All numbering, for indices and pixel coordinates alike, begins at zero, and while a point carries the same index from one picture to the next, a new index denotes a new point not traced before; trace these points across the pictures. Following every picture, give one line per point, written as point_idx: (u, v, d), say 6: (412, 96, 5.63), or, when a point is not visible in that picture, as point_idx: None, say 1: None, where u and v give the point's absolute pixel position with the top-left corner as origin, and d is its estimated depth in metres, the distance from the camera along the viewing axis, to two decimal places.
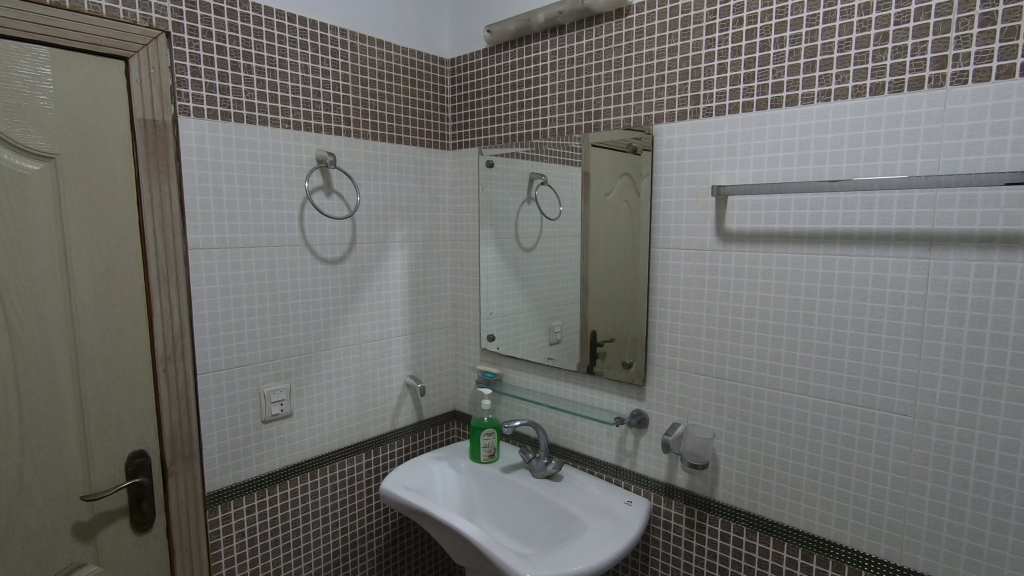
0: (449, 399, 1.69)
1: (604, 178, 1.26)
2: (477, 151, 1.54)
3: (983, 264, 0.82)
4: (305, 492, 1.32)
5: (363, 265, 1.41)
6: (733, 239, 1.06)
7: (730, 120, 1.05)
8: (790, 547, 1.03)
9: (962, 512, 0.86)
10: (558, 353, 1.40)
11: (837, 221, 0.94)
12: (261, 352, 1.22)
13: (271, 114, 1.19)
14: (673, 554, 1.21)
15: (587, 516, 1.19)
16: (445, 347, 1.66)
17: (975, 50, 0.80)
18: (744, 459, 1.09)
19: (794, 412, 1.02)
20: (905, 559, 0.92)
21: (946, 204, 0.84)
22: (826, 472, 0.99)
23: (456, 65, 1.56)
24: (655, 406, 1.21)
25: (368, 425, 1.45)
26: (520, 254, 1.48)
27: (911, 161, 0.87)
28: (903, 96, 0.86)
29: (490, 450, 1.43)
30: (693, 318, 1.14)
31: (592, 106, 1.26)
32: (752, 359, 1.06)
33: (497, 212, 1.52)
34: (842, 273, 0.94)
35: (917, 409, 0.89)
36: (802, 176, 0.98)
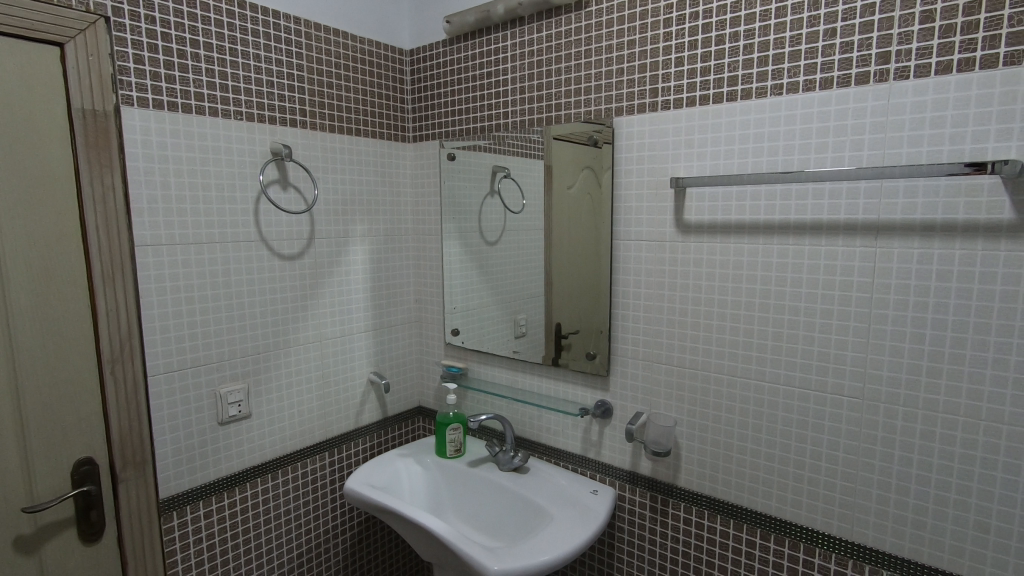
0: (414, 395, 1.67)
1: (566, 171, 1.26)
2: (438, 144, 1.52)
3: (923, 252, 0.86)
4: (266, 494, 1.29)
5: (321, 261, 1.38)
6: (692, 231, 1.08)
7: (688, 113, 1.06)
8: (747, 528, 1.07)
9: (907, 487, 0.91)
10: (522, 346, 1.40)
11: (789, 212, 0.97)
12: (216, 352, 1.18)
13: (222, 104, 1.15)
14: (637, 541, 1.23)
15: (554, 506, 1.20)
16: (409, 343, 1.64)
17: (916, 46, 0.84)
18: (704, 445, 1.12)
19: (751, 396, 1.05)
20: (855, 534, 0.96)
21: (890, 196, 0.87)
22: (782, 454, 1.02)
23: (415, 57, 1.53)
24: (618, 396, 1.23)
25: (330, 424, 1.43)
26: (484, 248, 1.48)
27: (858, 153, 0.90)
28: (850, 89, 0.89)
29: (456, 445, 1.42)
30: (654, 308, 1.16)
31: (552, 99, 1.26)
32: (711, 347, 1.09)
33: (460, 206, 1.51)
34: (794, 262, 0.97)
35: (866, 391, 0.93)
36: (757, 168, 1.00)
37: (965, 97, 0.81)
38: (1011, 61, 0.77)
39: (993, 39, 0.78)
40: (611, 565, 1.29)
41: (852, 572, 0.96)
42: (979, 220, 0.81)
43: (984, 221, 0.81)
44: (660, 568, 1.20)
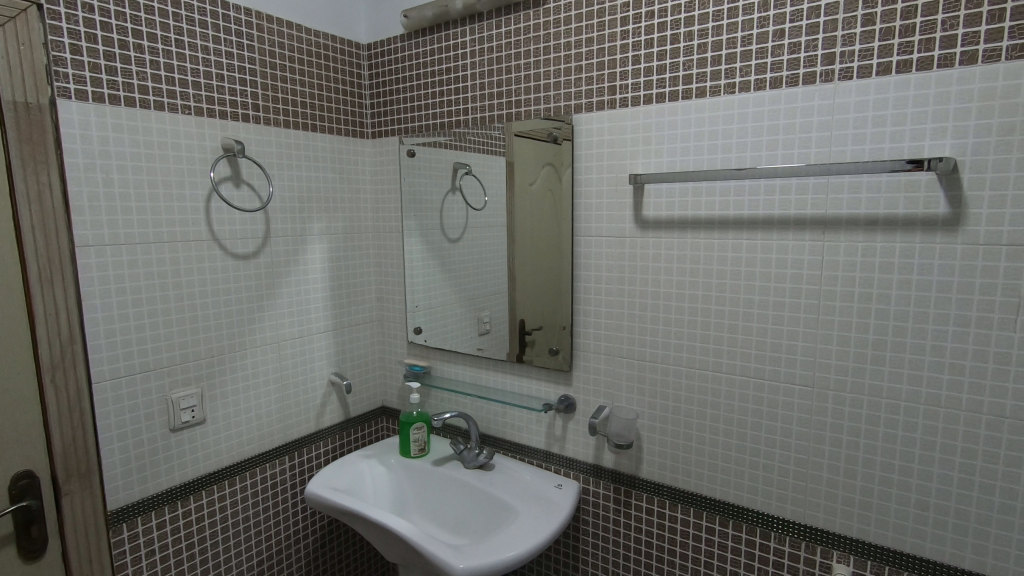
0: (377, 395, 1.65)
1: (528, 168, 1.27)
2: (398, 140, 1.50)
3: (868, 245, 0.90)
4: (224, 501, 1.25)
5: (277, 260, 1.34)
6: (650, 226, 1.10)
7: (645, 110, 1.08)
8: (707, 515, 1.10)
9: (854, 470, 0.95)
10: (486, 343, 1.40)
11: (742, 207, 1.00)
12: (167, 356, 1.13)
13: (169, 97, 1.10)
14: (602, 533, 1.25)
15: (519, 502, 1.21)
16: (371, 342, 1.62)
17: (859, 48, 0.87)
18: (665, 436, 1.14)
19: (708, 387, 1.07)
20: (808, 517, 1.00)
21: (836, 191, 0.91)
22: (739, 443, 1.05)
23: (373, 51, 1.51)
24: (581, 390, 1.24)
25: (289, 428, 1.39)
26: (446, 245, 1.47)
27: (806, 151, 0.93)
28: (798, 89, 0.92)
29: (420, 445, 1.41)
30: (615, 302, 1.17)
31: (512, 95, 1.26)
32: (670, 340, 1.11)
33: (421, 203, 1.49)
34: (748, 256, 1.00)
35: (816, 379, 0.96)
36: (712, 164, 1.02)
37: (904, 98, 0.85)
38: (945, 64, 0.81)
39: (928, 43, 0.82)
40: (577, 558, 1.30)
41: (805, 553, 1.00)
42: (918, 214, 0.85)
43: (922, 215, 0.85)
44: (624, 558, 1.22)
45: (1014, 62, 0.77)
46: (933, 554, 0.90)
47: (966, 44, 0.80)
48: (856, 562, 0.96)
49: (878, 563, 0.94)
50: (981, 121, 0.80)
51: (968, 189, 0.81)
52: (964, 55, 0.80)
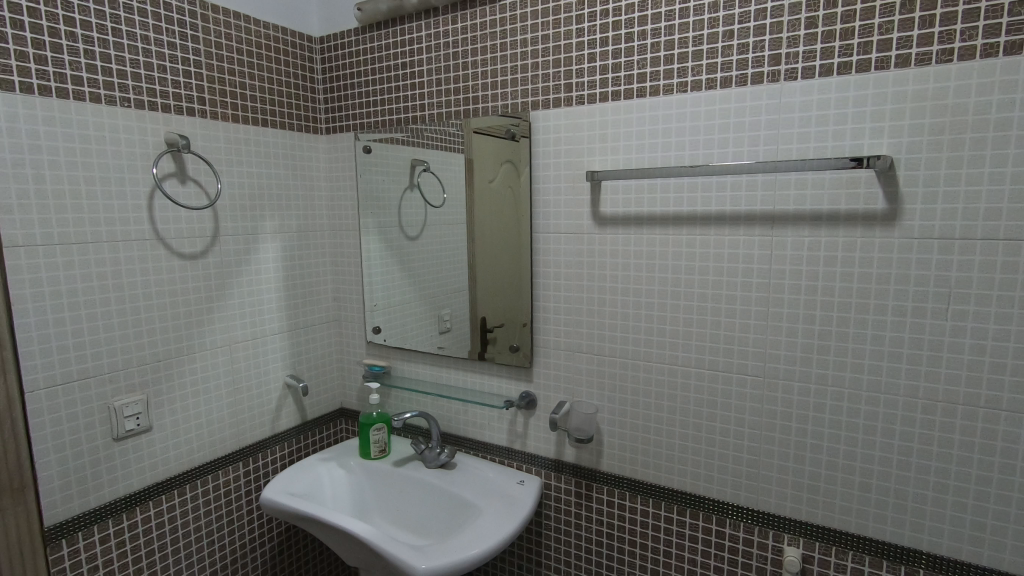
0: (335, 397, 1.61)
1: (487, 165, 1.26)
2: (353, 136, 1.47)
3: (813, 239, 0.93)
4: (173, 512, 1.20)
5: (227, 259, 1.29)
6: (608, 223, 1.12)
7: (601, 108, 1.09)
8: (665, 505, 1.12)
9: (803, 456, 0.99)
10: (446, 342, 1.38)
11: (696, 204, 1.02)
12: (108, 362, 1.08)
13: (106, 89, 1.05)
14: (564, 526, 1.26)
15: (481, 499, 1.20)
16: (328, 343, 1.58)
17: (802, 49, 0.90)
18: (625, 429, 1.16)
19: (666, 380, 1.10)
20: (760, 503, 1.03)
21: (783, 188, 0.94)
22: (695, 434, 1.08)
23: (325, 45, 1.47)
24: (542, 386, 1.25)
25: (242, 433, 1.35)
26: (405, 243, 1.45)
27: (755, 148, 0.96)
28: (747, 88, 0.95)
29: (380, 446, 1.39)
30: (574, 298, 1.18)
31: (469, 92, 1.25)
32: (628, 335, 1.13)
33: (378, 200, 1.47)
34: (701, 251, 1.03)
35: (766, 370, 1.00)
36: (666, 162, 1.04)
37: (845, 99, 0.88)
38: (882, 66, 0.85)
39: (867, 45, 0.86)
40: (539, 553, 1.31)
41: (758, 538, 1.04)
42: (858, 210, 0.89)
43: (862, 211, 0.89)
44: (586, 550, 1.24)
45: (944, 65, 0.81)
46: (876, 532, 0.94)
47: (900, 47, 0.84)
48: (806, 544, 1.00)
49: (825, 544, 0.98)
50: (914, 120, 0.84)
51: (904, 186, 0.86)
52: (899, 58, 0.84)
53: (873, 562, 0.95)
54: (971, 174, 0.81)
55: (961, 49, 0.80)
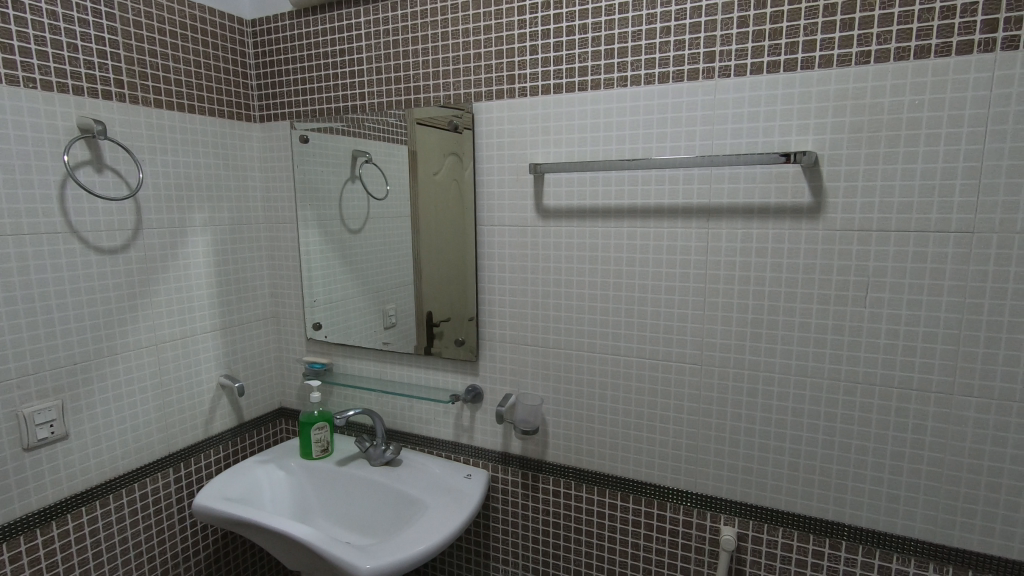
0: (274, 397, 1.55)
1: (430, 157, 1.24)
2: (289, 124, 1.41)
3: (746, 232, 0.97)
4: (96, 524, 1.12)
5: (152, 254, 1.21)
6: (551, 215, 1.12)
7: (543, 100, 1.09)
8: (609, 492, 1.15)
9: (737, 439, 1.03)
10: (391, 337, 1.36)
11: (635, 197, 1.04)
12: (17, 366, 0.99)
13: (9, 68, 0.95)
14: (511, 518, 1.27)
15: (427, 495, 1.19)
16: (265, 341, 1.52)
17: (734, 48, 0.94)
18: (570, 420, 1.17)
19: (608, 370, 1.12)
20: (699, 486, 1.07)
21: (718, 181, 0.98)
22: (637, 422, 1.11)
23: (257, 29, 1.40)
24: (488, 379, 1.25)
25: (172, 437, 1.27)
26: (346, 236, 1.41)
27: (691, 143, 0.99)
28: (683, 84, 0.98)
29: (322, 445, 1.35)
30: (519, 290, 1.18)
31: (410, 81, 1.23)
32: (572, 326, 1.14)
33: (316, 192, 1.42)
34: (641, 244, 1.05)
35: (703, 358, 1.04)
36: (606, 155, 1.06)
37: (773, 97, 0.92)
38: (807, 66, 0.89)
39: (793, 45, 0.90)
40: (487, 546, 1.31)
41: (697, 519, 1.08)
42: (786, 203, 0.93)
43: (790, 204, 0.93)
44: (533, 541, 1.25)
45: (862, 66, 0.86)
46: (804, 508, 1.00)
47: (823, 48, 0.88)
48: (741, 523, 1.05)
49: (758, 522, 1.03)
50: (836, 119, 0.89)
51: (827, 180, 0.90)
52: (823, 59, 0.88)
53: (801, 536, 1.00)
54: (886, 169, 0.87)
55: (877, 51, 0.85)
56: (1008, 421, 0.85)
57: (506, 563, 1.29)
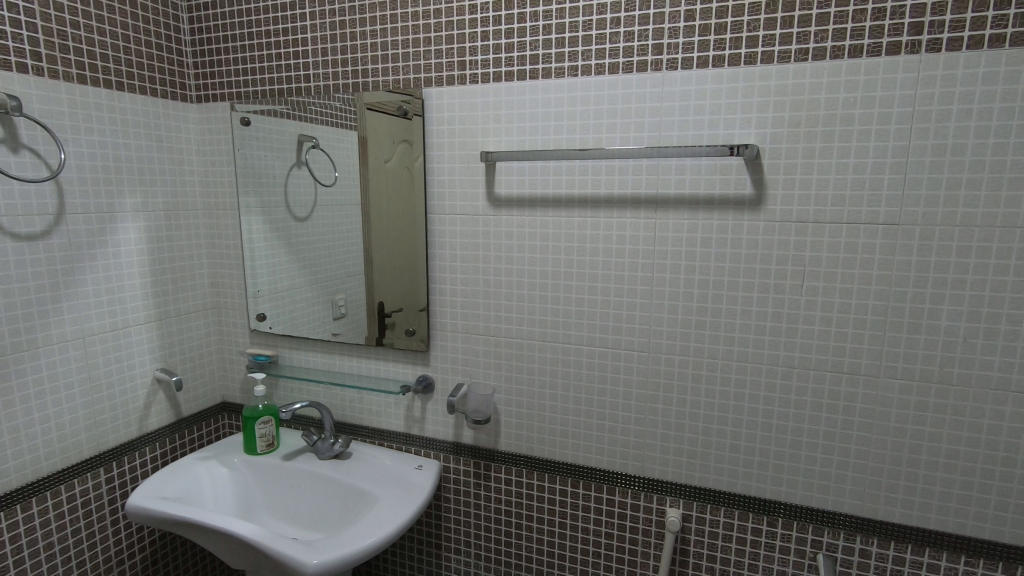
0: (215, 390, 1.49)
1: (381, 143, 1.21)
2: (229, 106, 1.34)
3: (692, 222, 0.99)
4: (18, 530, 1.05)
5: (77, 242, 1.13)
6: (502, 204, 1.12)
7: (494, 88, 1.08)
8: (560, 479, 1.17)
9: (682, 424, 1.06)
10: (340, 328, 1.32)
11: (586, 186, 1.05)
12: None
13: None
14: (463, 508, 1.27)
15: (377, 487, 1.17)
16: (205, 333, 1.45)
17: (682, 41, 0.95)
18: (521, 408, 1.18)
19: (559, 358, 1.13)
20: (646, 470, 1.10)
21: (665, 173, 0.99)
22: (587, 409, 1.13)
23: (194, 3, 1.33)
24: (439, 369, 1.24)
25: (102, 436, 1.20)
26: (292, 224, 1.36)
27: (640, 134, 1.00)
28: (632, 75, 0.99)
29: (267, 440, 1.31)
30: (471, 280, 1.18)
31: (358, 64, 1.19)
32: (524, 315, 1.14)
33: (259, 178, 1.36)
34: (591, 233, 1.06)
35: (650, 345, 1.06)
36: (557, 145, 1.06)
37: (718, 90, 0.94)
38: (749, 61, 0.92)
39: (737, 41, 0.92)
40: (439, 536, 1.31)
41: (644, 502, 1.11)
42: (729, 194, 0.96)
43: (733, 195, 0.96)
44: (485, 529, 1.26)
45: (801, 63, 0.89)
46: (743, 488, 1.04)
47: (765, 44, 0.91)
48: (685, 504, 1.08)
49: (701, 502, 1.07)
50: (777, 113, 0.91)
51: (768, 173, 0.93)
52: (765, 55, 0.91)
53: (741, 515, 1.04)
54: (822, 163, 0.90)
55: (814, 49, 0.88)
56: (927, 401, 0.91)
57: (458, 552, 1.29)
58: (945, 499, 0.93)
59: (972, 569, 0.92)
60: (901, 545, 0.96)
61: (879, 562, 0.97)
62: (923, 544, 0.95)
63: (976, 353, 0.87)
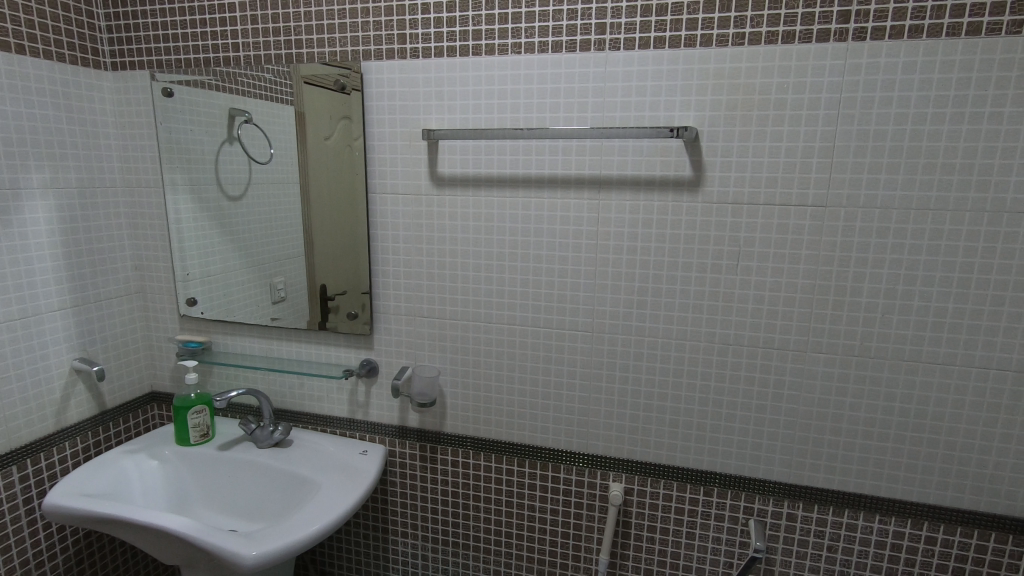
0: (143, 380, 1.41)
1: (319, 118, 1.15)
2: (149, 75, 1.25)
3: (634, 203, 1.00)
4: None
5: None
6: (446, 183, 1.09)
7: (436, 63, 1.05)
8: (507, 459, 1.17)
9: (624, 401, 1.09)
10: (278, 312, 1.27)
11: (530, 166, 1.04)
12: None
13: None
14: (410, 491, 1.26)
15: (320, 474, 1.14)
16: (130, 319, 1.36)
17: (624, 21, 0.95)
18: (467, 390, 1.18)
19: (506, 339, 1.13)
20: (590, 447, 1.12)
21: (609, 154, 1.00)
22: (532, 389, 1.13)
23: None
24: (383, 353, 1.21)
25: (13, 433, 1.11)
26: (224, 204, 1.29)
27: (584, 114, 1.00)
28: (576, 55, 0.98)
29: (201, 430, 1.25)
30: (414, 261, 1.15)
31: (291, 34, 1.13)
32: (469, 297, 1.13)
33: (186, 153, 1.28)
34: (536, 214, 1.06)
35: (594, 325, 1.07)
36: (500, 124, 1.04)
37: (659, 72, 0.95)
38: (689, 44, 0.93)
39: (677, 23, 0.93)
40: (386, 520, 1.30)
41: (588, 478, 1.13)
42: (669, 176, 0.98)
43: (673, 177, 0.98)
44: (432, 511, 1.25)
45: (738, 47, 0.91)
46: (682, 461, 1.08)
47: (704, 28, 0.92)
48: (627, 478, 1.11)
49: (641, 476, 1.11)
50: (715, 96, 0.93)
51: (705, 156, 0.95)
52: (704, 38, 0.92)
53: (679, 486, 1.09)
54: (756, 147, 0.93)
55: (751, 34, 0.90)
56: (848, 373, 0.97)
57: (405, 535, 1.29)
58: (862, 463, 0.99)
59: (886, 526, 1.00)
60: (824, 508, 1.02)
61: (804, 524, 1.04)
62: (844, 506, 1.01)
63: (892, 327, 0.93)
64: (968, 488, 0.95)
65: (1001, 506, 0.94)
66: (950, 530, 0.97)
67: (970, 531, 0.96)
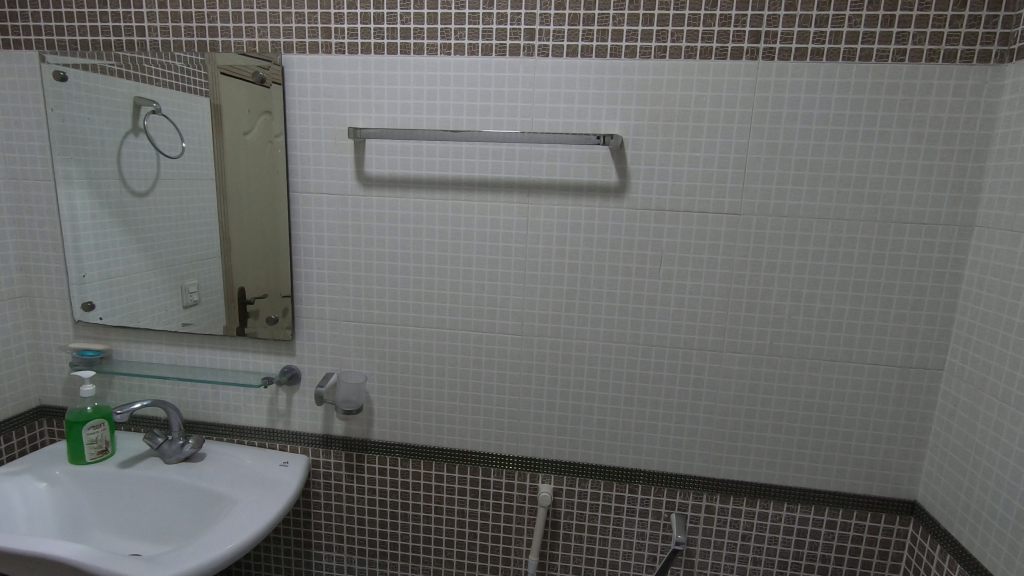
0: (29, 393, 1.27)
1: (237, 112, 1.09)
2: (38, 57, 1.13)
3: (563, 208, 1.02)
4: None
5: None
6: (373, 183, 1.06)
7: (363, 60, 1.02)
8: (436, 464, 1.16)
9: (553, 403, 1.10)
10: (190, 317, 1.19)
11: (460, 169, 1.03)
12: None
13: None
14: (335, 502, 1.21)
15: (235, 489, 1.07)
16: (14, 327, 1.23)
17: (552, 28, 0.97)
18: (395, 396, 1.15)
19: (435, 343, 1.11)
20: (520, 450, 1.13)
21: (537, 158, 1.01)
22: (462, 393, 1.12)
23: None
24: (306, 359, 1.16)
25: None
26: (127, 200, 1.19)
27: (513, 118, 1.01)
28: (506, 59, 0.99)
29: (99, 447, 1.14)
30: (340, 263, 1.11)
31: (204, 21, 1.06)
32: (397, 301, 1.11)
33: (83, 145, 1.17)
34: (465, 217, 1.05)
35: (524, 327, 1.08)
36: (429, 125, 1.03)
37: (587, 80, 0.97)
38: (615, 54, 0.96)
39: (603, 33, 0.95)
40: (309, 534, 1.24)
41: (518, 481, 1.14)
42: (596, 182, 1.00)
43: (600, 183, 1.00)
44: (358, 521, 1.21)
45: (659, 60, 0.95)
46: (607, 460, 1.11)
47: (629, 38, 0.95)
48: (555, 479, 1.13)
49: (570, 476, 1.12)
50: (638, 107, 0.97)
51: (630, 163, 0.99)
52: (628, 49, 0.95)
53: (606, 485, 1.11)
54: (678, 156, 0.97)
55: (671, 48, 0.94)
56: (760, 371, 1.03)
57: (329, 549, 1.24)
58: (771, 455, 1.06)
59: (792, 514, 1.07)
60: (738, 499, 1.08)
61: (720, 515, 1.09)
62: (756, 497, 1.08)
63: (797, 328, 1.00)
64: (863, 474, 1.04)
65: (890, 490, 1.04)
66: (848, 514, 1.05)
67: (865, 513, 1.05)
